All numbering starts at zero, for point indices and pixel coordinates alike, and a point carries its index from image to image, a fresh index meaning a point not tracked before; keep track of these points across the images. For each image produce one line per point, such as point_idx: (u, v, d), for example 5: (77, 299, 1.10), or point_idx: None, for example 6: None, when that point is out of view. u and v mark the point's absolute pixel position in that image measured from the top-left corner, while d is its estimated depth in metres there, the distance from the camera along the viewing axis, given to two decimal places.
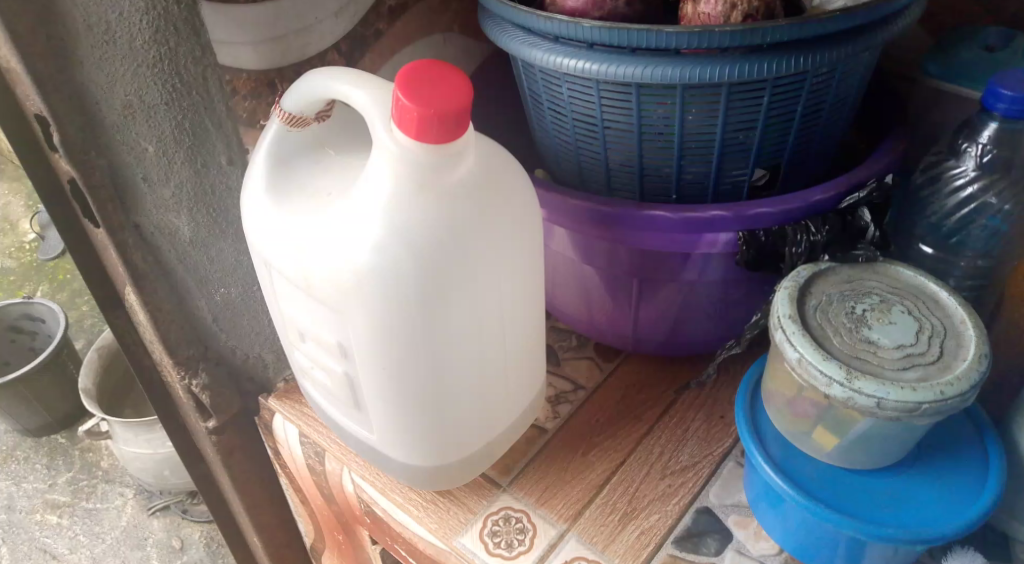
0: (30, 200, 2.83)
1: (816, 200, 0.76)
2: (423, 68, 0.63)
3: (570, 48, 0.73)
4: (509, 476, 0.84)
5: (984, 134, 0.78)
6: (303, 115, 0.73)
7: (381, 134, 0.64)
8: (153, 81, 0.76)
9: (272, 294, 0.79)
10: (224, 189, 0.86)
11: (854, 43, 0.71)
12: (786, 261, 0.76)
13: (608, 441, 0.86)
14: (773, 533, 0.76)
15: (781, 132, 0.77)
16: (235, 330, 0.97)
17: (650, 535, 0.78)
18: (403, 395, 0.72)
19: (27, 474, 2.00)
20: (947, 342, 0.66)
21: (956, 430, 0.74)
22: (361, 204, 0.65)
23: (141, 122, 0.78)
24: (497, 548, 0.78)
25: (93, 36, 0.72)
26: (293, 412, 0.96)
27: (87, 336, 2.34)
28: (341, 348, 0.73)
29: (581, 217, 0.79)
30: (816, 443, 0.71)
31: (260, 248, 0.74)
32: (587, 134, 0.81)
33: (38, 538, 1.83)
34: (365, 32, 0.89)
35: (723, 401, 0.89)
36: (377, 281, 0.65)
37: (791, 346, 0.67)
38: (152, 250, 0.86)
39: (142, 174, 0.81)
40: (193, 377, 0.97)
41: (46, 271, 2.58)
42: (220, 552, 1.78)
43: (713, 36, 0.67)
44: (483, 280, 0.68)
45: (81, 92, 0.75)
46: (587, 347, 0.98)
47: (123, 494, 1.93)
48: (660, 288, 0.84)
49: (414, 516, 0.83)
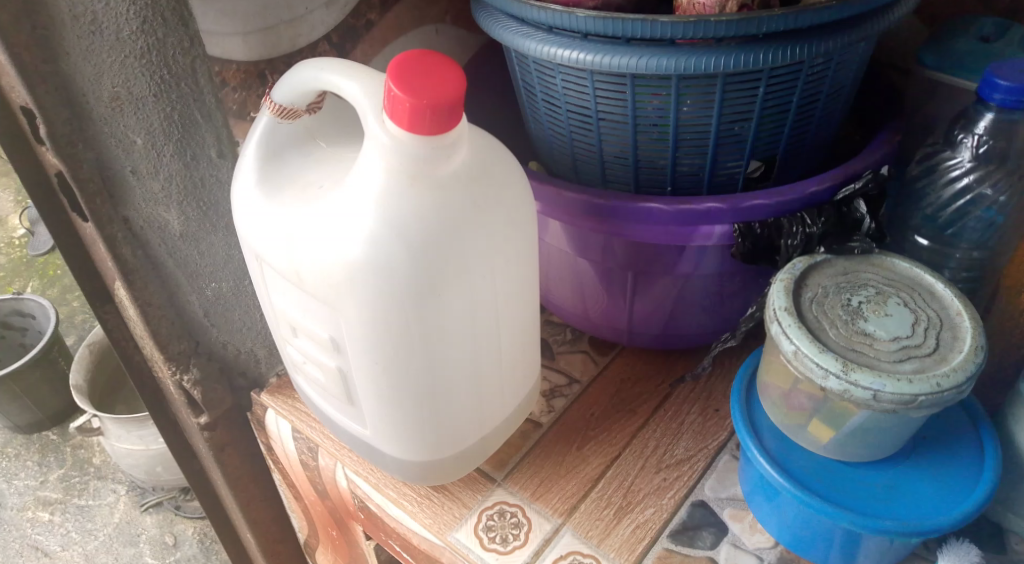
0: (19, 196, 2.81)
1: (812, 192, 0.76)
2: (416, 58, 0.62)
3: (563, 39, 0.73)
4: (503, 470, 0.84)
5: (980, 126, 0.77)
6: (294, 107, 0.72)
7: (373, 125, 0.63)
8: (141, 73, 0.75)
9: (264, 288, 0.78)
10: (214, 181, 0.85)
11: (850, 33, 0.71)
12: (782, 254, 0.76)
13: (603, 435, 0.86)
14: (768, 526, 0.76)
15: (777, 123, 0.77)
16: (227, 325, 0.96)
17: (646, 530, 0.77)
18: (397, 390, 0.72)
19: (18, 471, 1.98)
20: (943, 333, 0.66)
21: (952, 422, 0.74)
22: (353, 196, 0.64)
23: (130, 115, 0.77)
24: (492, 543, 0.78)
25: (79, 27, 0.71)
26: (286, 407, 0.95)
27: (79, 332, 2.33)
28: (334, 343, 0.72)
29: (576, 209, 0.79)
30: (811, 435, 0.71)
31: (251, 241, 0.73)
32: (582, 126, 0.80)
33: (30, 535, 1.82)
34: (357, 23, 0.88)
35: (717, 395, 0.89)
36: (370, 274, 0.64)
37: (787, 339, 0.66)
38: (142, 244, 0.86)
39: (131, 167, 0.80)
40: (184, 372, 0.96)
41: (36, 266, 2.56)
42: (214, 548, 1.78)
43: (708, 26, 0.66)
44: (478, 274, 0.68)
45: (68, 84, 0.74)
46: (581, 341, 0.97)
47: (116, 490, 1.92)
48: (654, 281, 0.83)
49: (409, 511, 0.82)
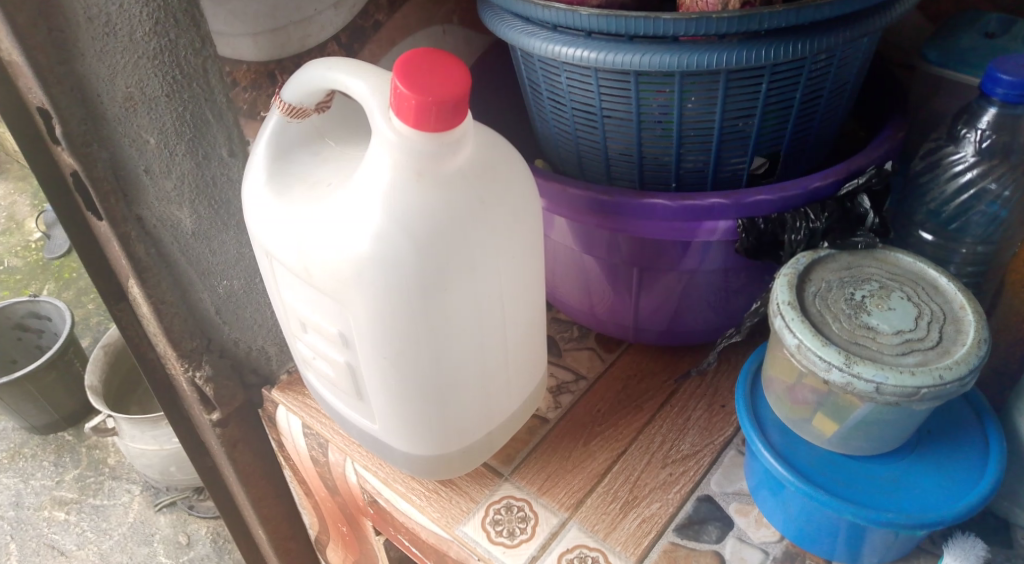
0: (36, 200, 2.86)
1: (816, 187, 0.76)
2: (421, 56, 0.63)
3: (567, 37, 0.74)
4: (510, 465, 0.85)
5: (983, 120, 0.78)
6: (303, 105, 0.73)
7: (380, 122, 0.64)
8: (154, 73, 0.77)
9: (274, 285, 0.79)
10: (226, 180, 0.86)
11: (852, 29, 0.71)
12: (786, 249, 0.76)
13: (609, 431, 0.86)
14: (774, 520, 0.76)
15: (780, 119, 0.77)
16: (238, 322, 0.98)
17: (652, 523, 0.78)
18: (404, 384, 0.73)
19: (34, 471, 2.01)
20: (947, 327, 0.67)
21: (957, 416, 0.74)
22: (361, 191, 0.65)
23: (143, 115, 0.78)
24: (499, 537, 0.79)
25: (94, 29, 0.73)
26: (296, 403, 0.96)
27: (94, 334, 2.35)
28: (342, 338, 0.74)
29: (581, 206, 0.80)
30: (815, 429, 0.71)
31: (261, 238, 0.74)
32: (587, 124, 0.81)
33: (46, 534, 1.84)
34: (365, 24, 0.90)
35: (723, 391, 0.89)
36: (377, 269, 0.65)
37: (790, 332, 0.67)
38: (155, 242, 0.87)
39: (144, 166, 0.82)
40: (197, 369, 0.97)
41: (52, 269, 2.59)
42: (226, 548, 1.79)
43: (710, 23, 0.67)
44: (483, 269, 0.69)
45: (82, 85, 0.75)
46: (588, 338, 0.98)
47: (130, 490, 1.94)
48: (659, 277, 0.84)
49: (417, 505, 0.83)
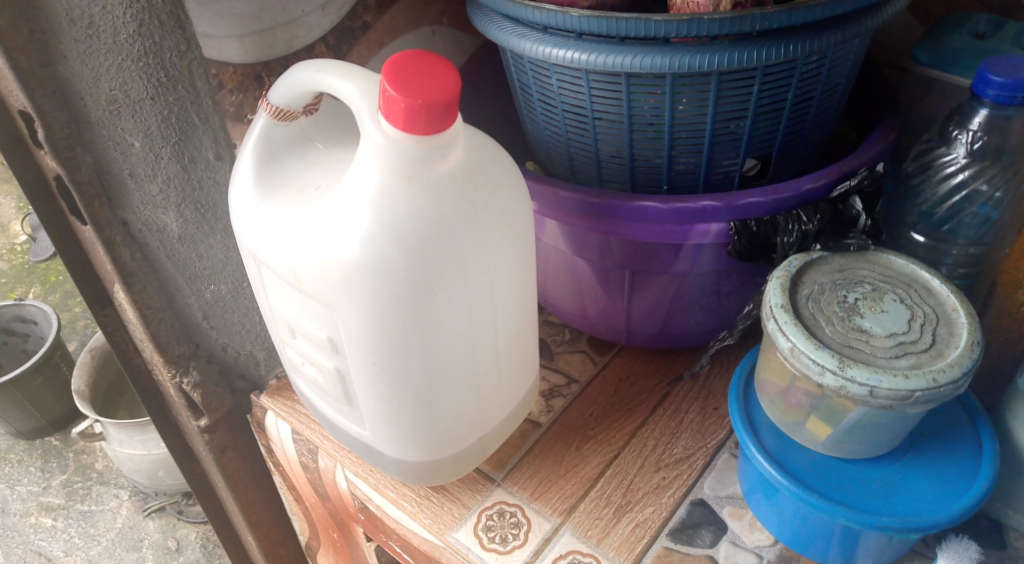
0: (21, 203, 2.83)
1: (807, 189, 0.76)
2: (408, 59, 0.62)
3: (558, 39, 0.73)
4: (502, 470, 0.84)
5: (974, 121, 0.78)
6: (291, 108, 0.72)
7: (368, 125, 0.63)
8: (139, 76, 0.76)
9: (262, 289, 0.78)
10: (212, 184, 0.85)
11: (843, 30, 0.71)
12: (778, 252, 0.76)
13: (602, 435, 0.86)
14: (768, 524, 0.76)
15: (773, 120, 0.77)
16: (226, 327, 0.97)
17: (645, 528, 0.77)
18: (395, 390, 0.72)
19: (21, 477, 1.99)
20: (940, 329, 0.66)
21: (949, 418, 0.74)
22: (349, 194, 0.65)
23: (127, 118, 0.77)
24: (492, 543, 0.78)
25: (76, 30, 0.72)
26: (285, 409, 0.95)
27: (80, 338, 2.33)
28: (331, 343, 0.73)
29: (572, 208, 0.79)
30: (809, 433, 0.71)
31: (248, 242, 0.73)
32: (578, 126, 0.80)
33: (32, 541, 1.82)
34: (353, 26, 0.89)
35: (716, 394, 0.89)
36: (367, 274, 0.65)
37: (784, 336, 0.66)
38: (141, 247, 0.86)
39: (128, 170, 0.81)
40: (184, 375, 0.96)
41: (38, 273, 2.57)
42: (216, 552, 1.78)
43: (702, 24, 0.67)
44: (474, 273, 0.68)
45: (65, 87, 0.74)
46: (580, 340, 0.97)
47: (118, 495, 1.92)
48: (652, 279, 0.83)
49: (408, 511, 0.82)
